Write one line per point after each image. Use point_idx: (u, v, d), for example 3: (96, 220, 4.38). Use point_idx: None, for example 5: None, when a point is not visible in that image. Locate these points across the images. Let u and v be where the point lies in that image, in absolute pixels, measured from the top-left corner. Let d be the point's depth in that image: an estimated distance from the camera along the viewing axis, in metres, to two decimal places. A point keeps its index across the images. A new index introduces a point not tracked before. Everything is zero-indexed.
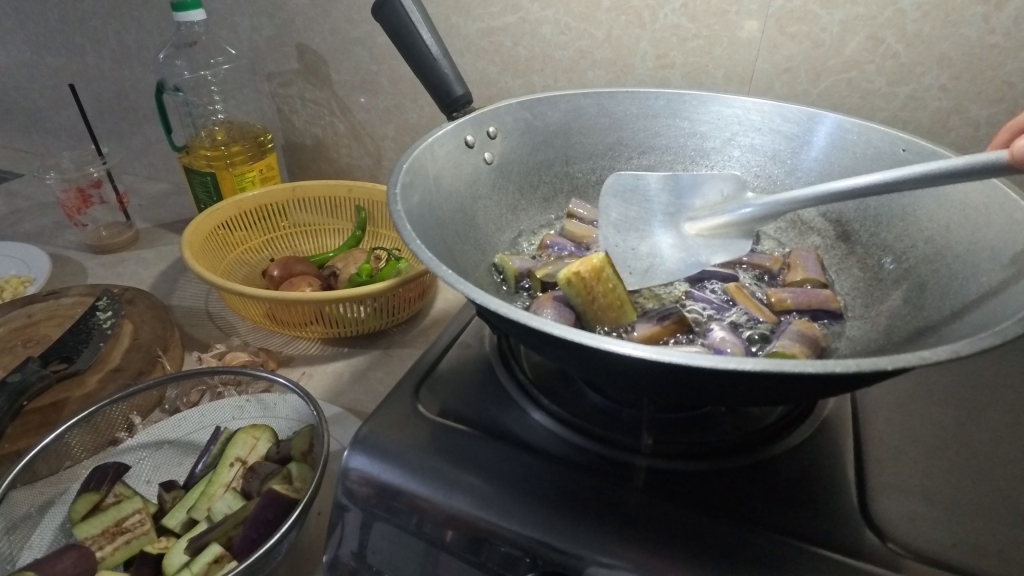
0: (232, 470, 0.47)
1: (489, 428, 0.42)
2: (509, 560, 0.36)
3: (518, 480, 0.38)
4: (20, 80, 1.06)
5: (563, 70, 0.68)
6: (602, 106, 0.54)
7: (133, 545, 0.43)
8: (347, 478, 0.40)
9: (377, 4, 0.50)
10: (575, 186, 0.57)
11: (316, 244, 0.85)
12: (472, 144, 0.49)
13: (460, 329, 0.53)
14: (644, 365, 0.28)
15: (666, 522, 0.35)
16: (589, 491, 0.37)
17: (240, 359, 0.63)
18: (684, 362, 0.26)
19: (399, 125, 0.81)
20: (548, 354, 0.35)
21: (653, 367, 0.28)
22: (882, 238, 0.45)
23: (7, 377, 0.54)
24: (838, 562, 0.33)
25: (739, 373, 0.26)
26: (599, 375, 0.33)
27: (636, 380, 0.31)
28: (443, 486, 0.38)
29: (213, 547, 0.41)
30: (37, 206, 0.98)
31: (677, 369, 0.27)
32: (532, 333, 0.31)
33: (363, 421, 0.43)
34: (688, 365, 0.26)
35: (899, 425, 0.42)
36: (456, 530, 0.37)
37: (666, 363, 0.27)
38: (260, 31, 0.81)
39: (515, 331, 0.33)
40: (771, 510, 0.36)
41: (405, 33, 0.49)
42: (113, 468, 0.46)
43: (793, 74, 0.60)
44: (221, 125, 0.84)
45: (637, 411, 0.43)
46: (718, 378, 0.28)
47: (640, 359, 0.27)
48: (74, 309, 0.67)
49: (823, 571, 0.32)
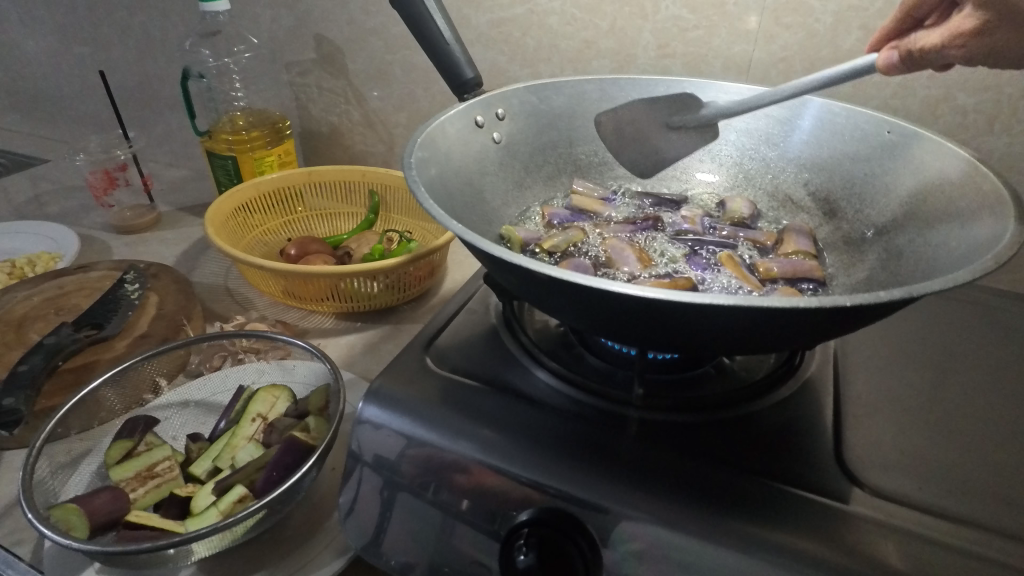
0: (254, 425, 0.50)
1: (495, 384, 0.46)
2: (508, 506, 0.39)
3: (521, 429, 0.41)
4: (48, 70, 1.10)
5: (568, 60, 0.71)
6: (605, 92, 0.57)
7: (161, 489, 0.46)
8: (362, 427, 0.43)
9: None
10: (578, 166, 0.59)
11: (331, 227, 0.88)
12: (481, 124, 0.52)
13: (468, 299, 0.56)
14: (633, 305, 0.31)
15: (654, 469, 0.38)
16: (587, 438, 0.40)
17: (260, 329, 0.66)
18: (669, 298, 0.29)
19: (412, 113, 0.84)
20: (546, 306, 0.38)
21: (641, 305, 0.31)
22: (866, 213, 0.48)
23: (43, 340, 0.58)
24: (811, 498, 0.36)
25: (716, 309, 0.29)
26: (594, 324, 0.36)
27: (627, 328, 0.35)
28: (448, 433, 0.41)
29: (237, 488, 0.43)
30: (62, 190, 1.02)
31: (661, 306, 0.30)
32: (533, 282, 0.34)
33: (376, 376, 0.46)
34: (673, 301, 0.29)
35: (879, 388, 0.44)
36: (462, 477, 0.40)
37: (652, 300, 0.30)
38: (280, 22, 0.84)
39: (518, 283, 0.37)
40: (755, 459, 0.39)
41: (419, 19, 0.52)
42: (143, 420, 0.49)
43: (788, 63, 0.63)
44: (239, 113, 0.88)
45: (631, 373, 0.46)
46: (699, 318, 0.31)
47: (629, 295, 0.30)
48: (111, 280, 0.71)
49: (799, 509, 0.35)
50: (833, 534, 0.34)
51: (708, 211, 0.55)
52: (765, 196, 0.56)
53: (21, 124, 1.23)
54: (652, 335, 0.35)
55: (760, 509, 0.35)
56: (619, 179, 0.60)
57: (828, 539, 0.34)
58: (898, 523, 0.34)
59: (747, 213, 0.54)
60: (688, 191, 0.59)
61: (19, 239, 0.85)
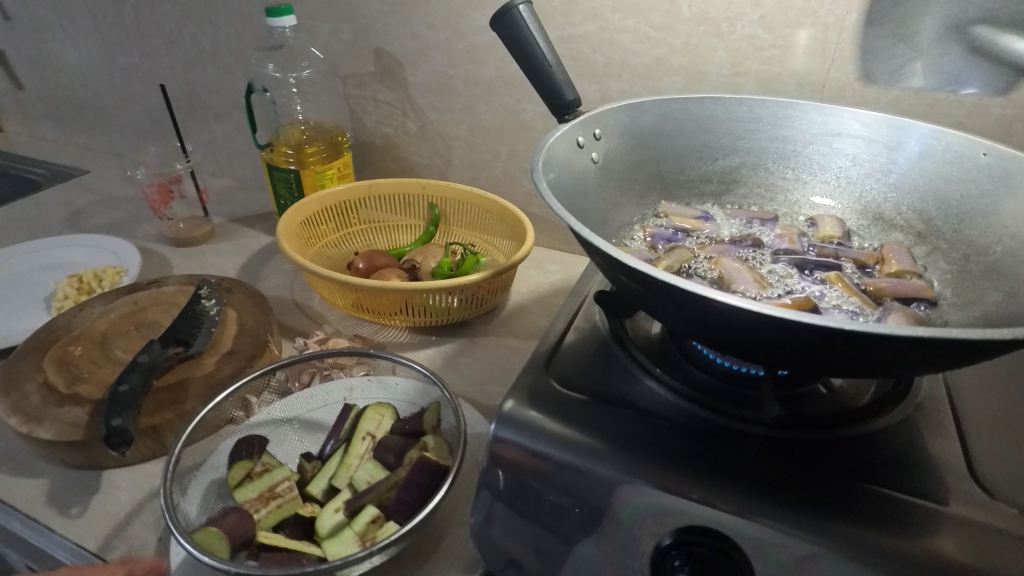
0: (365, 443, 0.50)
1: (610, 396, 0.46)
2: (620, 506, 0.40)
3: (649, 443, 0.42)
4: (90, 80, 1.10)
5: (639, 76, 0.72)
6: (690, 110, 0.59)
7: (283, 509, 0.46)
8: (491, 447, 0.44)
9: (495, 14, 0.53)
10: (665, 184, 0.60)
11: (390, 240, 0.89)
12: (582, 145, 0.53)
13: (571, 311, 0.56)
14: (803, 326, 0.32)
15: (762, 474, 0.40)
16: (714, 452, 0.41)
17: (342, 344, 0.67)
18: (852, 323, 0.30)
19: (471, 126, 0.84)
20: (669, 315, 0.40)
21: (814, 329, 0.32)
22: (966, 233, 0.50)
23: (137, 358, 0.58)
24: (916, 507, 0.37)
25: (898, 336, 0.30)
26: (714, 334, 0.38)
27: (778, 347, 0.36)
28: (564, 436, 0.42)
29: (369, 509, 0.44)
30: (110, 201, 1.02)
31: (837, 331, 0.31)
32: (664, 292, 0.37)
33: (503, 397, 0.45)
34: (856, 326, 0.30)
35: (989, 404, 0.46)
36: (595, 492, 0.41)
37: (834, 324, 0.31)
38: (338, 36, 0.85)
39: (665, 300, 0.37)
40: (865, 469, 0.40)
41: (522, 42, 0.52)
42: (258, 441, 0.50)
43: (864, 82, 0.64)
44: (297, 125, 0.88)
45: (739, 383, 0.47)
46: (869, 342, 0.32)
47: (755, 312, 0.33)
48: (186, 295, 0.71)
49: (904, 515, 0.37)
50: (933, 541, 0.36)
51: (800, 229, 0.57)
52: (853, 213, 0.58)
53: (58, 133, 1.23)
54: (773, 350, 0.37)
55: (865, 516, 0.37)
56: (706, 195, 0.61)
57: (932, 546, 0.35)
58: (1000, 534, 0.36)
59: (840, 231, 0.55)
60: (775, 207, 0.60)
61: (78, 252, 0.85)
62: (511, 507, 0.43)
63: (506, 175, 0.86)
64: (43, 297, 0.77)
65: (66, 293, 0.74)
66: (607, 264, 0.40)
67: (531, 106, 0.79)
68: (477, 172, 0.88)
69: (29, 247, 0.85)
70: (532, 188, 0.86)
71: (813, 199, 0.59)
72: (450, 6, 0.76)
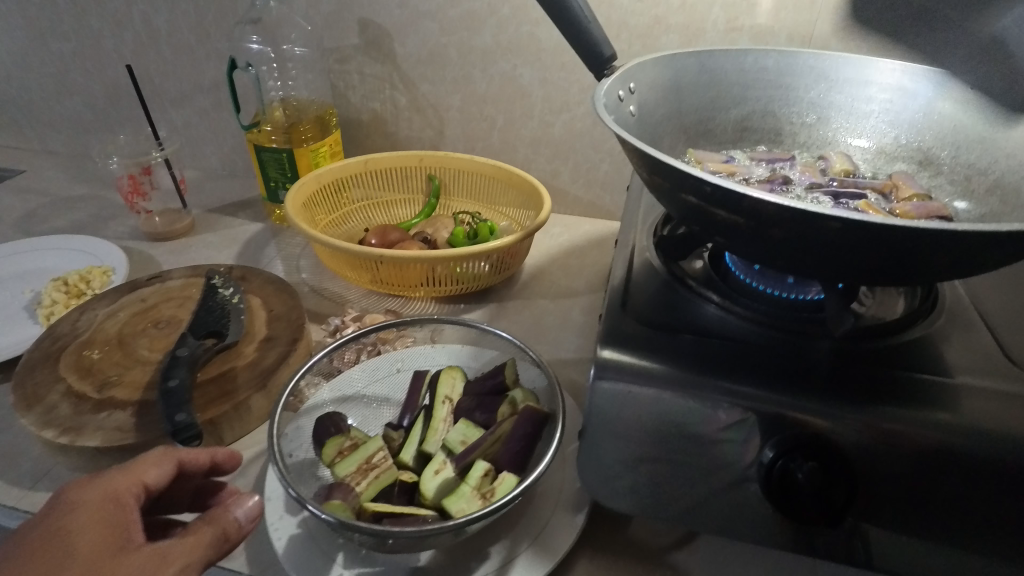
0: (446, 407, 0.51)
1: (684, 330, 0.49)
2: (704, 427, 0.42)
3: (736, 367, 0.44)
4: (18, 71, 1.00)
5: (637, 36, 0.75)
6: (704, 64, 0.61)
7: (383, 478, 0.45)
8: (596, 391, 0.45)
9: None
10: (687, 135, 0.63)
11: (390, 215, 0.87)
12: (621, 98, 0.55)
13: (626, 258, 0.58)
14: (895, 234, 0.36)
15: (830, 383, 0.43)
16: (794, 368, 0.44)
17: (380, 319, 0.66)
18: (937, 228, 0.35)
19: (466, 95, 0.84)
20: (748, 241, 0.44)
21: (906, 234, 0.36)
22: (965, 159, 0.56)
23: (175, 352, 0.55)
24: (964, 395, 0.42)
25: (975, 235, 0.35)
26: (793, 253, 0.42)
27: (859, 260, 0.40)
28: (647, 369, 0.44)
29: (480, 464, 0.45)
30: (62, 201, 0.94)
31: (923, 236, 0.36)
32: (754, 216, 0.40)
33: (598, 345, 0.46)
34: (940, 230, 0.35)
35: (1005, 304, 0.52)
36: (695, 417, 0.43)
37: (922, 230, 0.35)
38: (318, 7, 0.81)
39: (756, 224, 0.41)
40: (913, 370, 0.45)
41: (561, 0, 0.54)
42: (337, 419, 0.49)
43: (847, 32, 0.70)
44: (281, 103, 0.84)
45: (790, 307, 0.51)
46: (945, 246, 0.37)
47: (845, 219, 0.36)
48: (198, 287, 0.67)
49: (969, 399, 0.42)
50: (996, 417, 0.40)
51: (817, 165, 0.61)
52: (858, 150, 0.63)
53: None
54: (855, 263, 0.40)
55: (928, 406, 0.41)
56: (724, 143, 0.65)
57: (996, 419, 0.40)
58: None
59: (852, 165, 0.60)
60: (787, 150, 0.65)
61: (49, 257, 0.78)
62: (604, 448, 0.45)
63: (502, 143, 0.87)
64: (23, 305, 0.71)
65: (52, 298, 0.68)
66: (693, 197, 0.44)
67: (529, 72, 0.80)
68: (472, 143, 0.88)
69: None
70: (530, 154, 0.87)
71: (818, 139, 0.64)
72: None
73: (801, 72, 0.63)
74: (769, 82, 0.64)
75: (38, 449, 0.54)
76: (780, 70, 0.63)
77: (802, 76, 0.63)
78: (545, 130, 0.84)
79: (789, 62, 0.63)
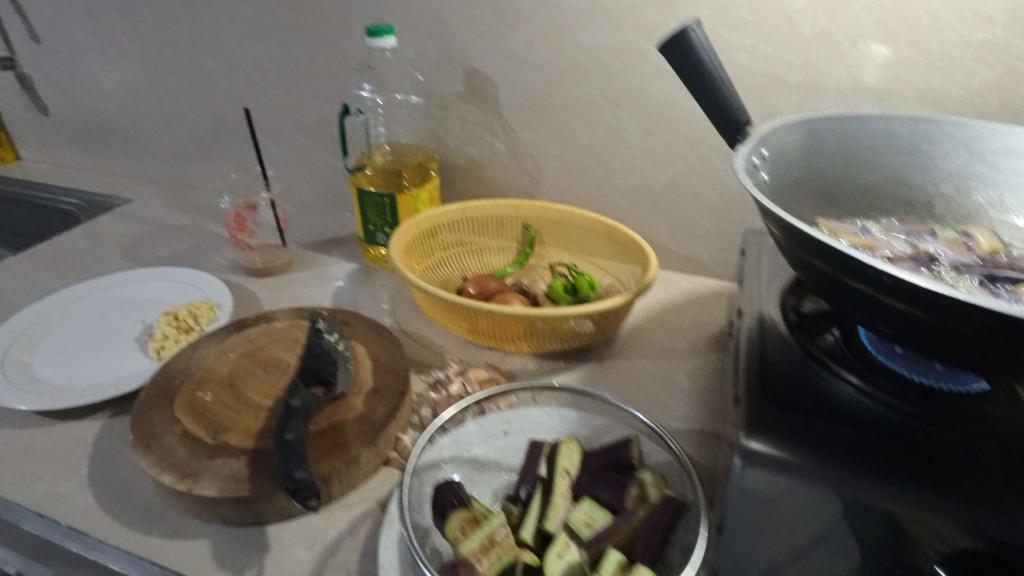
0: (566, 481, 0.48)
1: (827, 411, 0.46)
2: (844, 524, 0.40)
3: (893, 462, 0.41)
4: (132, 106, 1.05)
5: (751, 93, 0.73)
6: (837, 128, 0.59)
7: (505, 558, 0.43)
8: (740, 478, 0.41)
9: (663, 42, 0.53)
10: (815, 199, 0.60)
11: (483, 263, 0.85)
12: (755, 166, 0.52)
13: (750, 323, 0.56)
14: None
15: (983, 487, 0.40)
16: (956, 468, 0.41)
17: (482, 376, 0.64)
18: None
19: (566, 145, 0.83)
20: (919, 332, 0.41)
21: None
22: None
23: (289, 402, 0.54)
24: None
25: None
26: (972, 351, 0.39)
27: None
28: (799, 461, 0.41)
29: (612, 554, 0.43)
30: (165, 231, 0.97)
31: None
32: (939, 313, 0.37)
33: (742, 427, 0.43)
34: None
35: None
36: (851, 516, 0.40)
37: None
38: (425, 56, 0.83)
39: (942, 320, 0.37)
40: None
41: (699, 71, 0.52)
42: (456, 488, 0.48)
43: (984, 98, 0.66)
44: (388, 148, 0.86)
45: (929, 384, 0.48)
46: None
47: None
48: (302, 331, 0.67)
49: None
50: None
51: (960, 241, 0.57)
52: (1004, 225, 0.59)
53: (86, 162, 1.17)
54: None
55: None
56: (852, 210, 0.61)
57: None
58: None
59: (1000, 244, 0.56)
60: (922, 220, 0.61)
61: (156, 288, 0.80)
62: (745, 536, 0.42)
63: (599, 194, 0.86)
64: (134, 336, 0.73)
65: (163, 333, 0.70)
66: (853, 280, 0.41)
67: (633, 125, 0.79)
68: (568, 192, 0.87)
69: (100, 284, 0.80)
70: (627, 206, 0.85)
71: (957, 211, 0.60)
72: (553, 25, 0.76)
73: (942, 139, 0.60)
74: (895, 147, 0.60)
75: (151, 490, 0.55)
76: (914, 136, 0.60)
77: (940, 143, 0.60)
78: (645, 183, 0.83)
79: (927, 129, 0.60)
